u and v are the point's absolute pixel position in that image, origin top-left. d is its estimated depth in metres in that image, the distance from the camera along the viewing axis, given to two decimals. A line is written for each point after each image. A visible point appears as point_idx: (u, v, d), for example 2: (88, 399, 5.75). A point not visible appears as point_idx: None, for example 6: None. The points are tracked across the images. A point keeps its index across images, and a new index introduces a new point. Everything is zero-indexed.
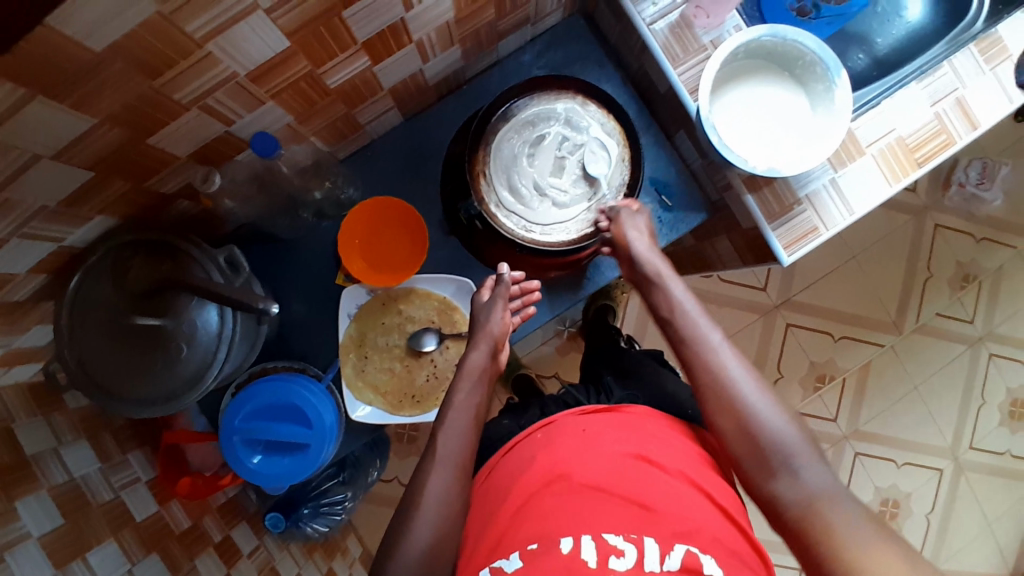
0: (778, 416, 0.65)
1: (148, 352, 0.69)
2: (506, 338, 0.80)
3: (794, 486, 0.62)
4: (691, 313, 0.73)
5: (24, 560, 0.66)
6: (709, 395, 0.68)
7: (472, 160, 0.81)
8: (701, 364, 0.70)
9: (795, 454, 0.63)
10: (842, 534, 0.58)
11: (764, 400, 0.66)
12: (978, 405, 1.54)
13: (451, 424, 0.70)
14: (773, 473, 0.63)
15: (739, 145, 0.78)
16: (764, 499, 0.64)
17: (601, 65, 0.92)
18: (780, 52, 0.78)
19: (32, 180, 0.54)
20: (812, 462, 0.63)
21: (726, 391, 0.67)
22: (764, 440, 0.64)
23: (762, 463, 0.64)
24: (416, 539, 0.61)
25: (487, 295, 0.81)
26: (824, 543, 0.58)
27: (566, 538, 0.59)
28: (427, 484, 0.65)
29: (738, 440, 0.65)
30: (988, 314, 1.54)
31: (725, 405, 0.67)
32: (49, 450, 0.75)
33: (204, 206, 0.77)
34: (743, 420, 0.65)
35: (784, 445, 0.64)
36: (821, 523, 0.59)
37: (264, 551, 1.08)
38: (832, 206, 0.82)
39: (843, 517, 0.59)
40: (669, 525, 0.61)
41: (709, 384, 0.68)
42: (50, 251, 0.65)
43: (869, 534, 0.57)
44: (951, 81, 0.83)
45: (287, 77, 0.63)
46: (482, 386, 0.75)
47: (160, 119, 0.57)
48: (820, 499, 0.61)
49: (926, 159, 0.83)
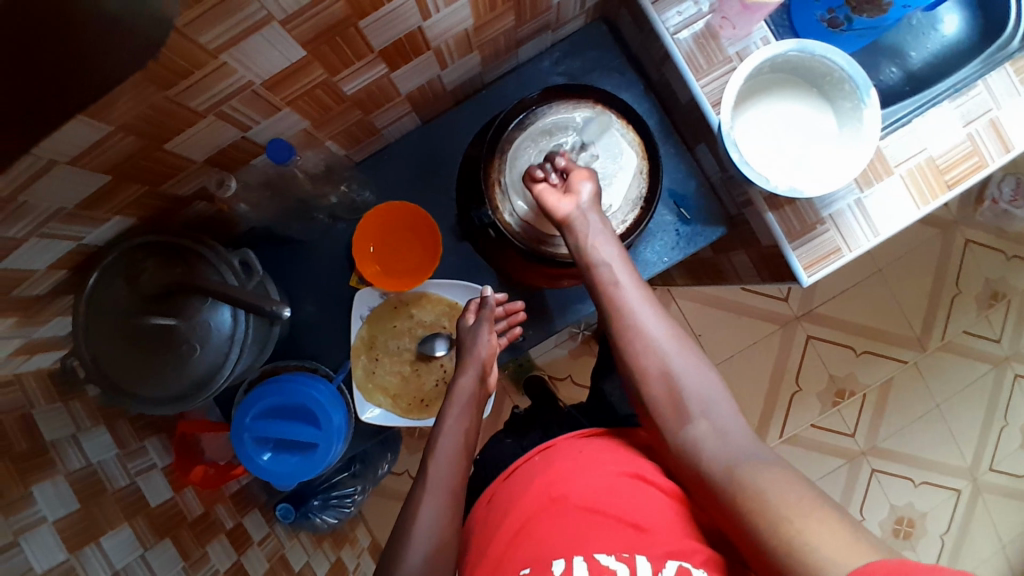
0: (696, 367, 0.66)
1: (160, 354, 0.70)
2: (493, 361, 0.80)
3: (713, 436, 0.62)
4: (618, 265, 0.71)
5: (37, 546, 0.67)
6: (631, 348, 0.68)
7: (487, 168, 0.81)
8: (627, 314, 0.69)
9: (712, 404, 0.64)
10: (777, 506, 0.54)
11: (680, 349, 0.67)
12: (1001, 426, 1.50)
13: (443, 453, 0.70)
14: (691, 419, 0.63)
15: (759, 160, 0.76)
16: (682, 451, 0.63)
17: (622, 73, 0.90)
18: (808, 67, 0.76)
19: (51, 182, 0.55)
20: (728, 411, 0.64)
21: (649, 340, 0.67)
22: (684, 388, 0.65)
23: (681, 410, 0.64)
24: (412, 562, 0.61)
25: (471, 319, 0.81)
26: (749, 503, 0.55)
27: (558, 560, 0.59)
28: (418, 510, 0.65)
29: (659, 390, 0.66)
30: (1016, 334, 1.49)
31: (650, 353, 0.67)
32: (67, 438, 0.77)
33: (219, 207, 0.78)
34: (665, 365, 0.66)
35: (702, 395, 0.64)
36: (748, 489, 0.56)
37: (274, 540, 1.10)
38: (855, 227, 0.80)
39: (767, 474, 0.57)
40: (662, 544, 0.60)
41: (632, 341, 0.68)
42: (68, 249, 0.66)
43: (805, 509, 0.53)
44: (985, 101, 0.81)
45: (303, 86, 0.63)
46: (471, 409, 0.75)
47: (176, 125, 0.58)
48: (743, 458, 0.59)
49: (955, 181, 0.81)
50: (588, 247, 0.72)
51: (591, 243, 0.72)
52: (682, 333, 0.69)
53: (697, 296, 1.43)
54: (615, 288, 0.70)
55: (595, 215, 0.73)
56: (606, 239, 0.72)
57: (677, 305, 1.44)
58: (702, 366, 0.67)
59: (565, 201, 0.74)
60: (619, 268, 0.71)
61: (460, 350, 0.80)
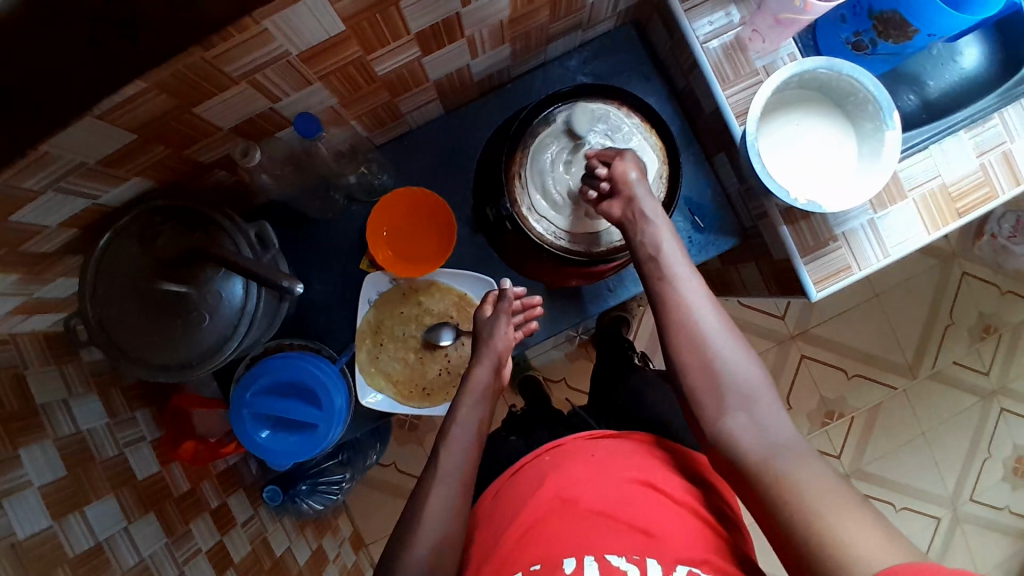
0: (738, 355, 0.65)
1: (169, 320, 0.69)
2: (509, 354, 0.81)
3: (749, 428, 0.62)
4: (671, 256, 0.70)
5: (22, 508, 0.66)
6: (676, 335, 0.67)
7: (509, 162, 0.80)
8: (675, 303, 0.68)
9: (755, 398, 0.63)
10: (811, 501, 0.55)
11: (725, 334, 0.66)
12: (983, 458, 1.52)
13: (456, 440, 0.72)
14: (728, 409, 0.63)
15: (784, 176, 0.77)
16: (721, 441, 0.63)
17: (648, 79, 0.91)
18: (834, 85, 0.76)
19: (75, 137, 0.54)
20: (769, 405, 0.63)
21: (692, 329, 0.67)
22: (725, 379, 0.64)
23: (718, 399, 0.64)
24: (417, 555, 0.63)
25: (489, 311, 0.81)
26: (776, 496, 0.57)
27: (569, 559, 0.60)
28: (427, 499, 0.66)
29: (699, 378, 0.65)
30: (1004, 368, 1.52)
31: (693, 344, 0.66)
32: (59, 402, 0.76)
33: (239, 177, 0.78)
34: (708, 357, 0.65)
35: (744, 386, 0.64)
36: (783, 479, 0.58)
37: (257, 522, 1.08)
38: (867, 246, 0.81)
39: (803, 469, 0.58)
40: (672, 550, 0.61)
41: (679, 329, 0.67)
42: (83, 207, 0.66)
43: (838, 502, 0.54)
44: (999, 133, 0.85)
45: (337, 62, 0.63)
46: (485, 403, 0.76)
47: (209, 89, 0.57)
48: (778, 451, 0.60)
49: (966, 210, 0.83)
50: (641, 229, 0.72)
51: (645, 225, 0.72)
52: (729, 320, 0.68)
53: None
54: (665, 279, 0.70)
55: (650, 206, 0.72)
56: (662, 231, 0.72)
57: None
58: (744, 350, 0.66)
59: (616, 205, 0.74)
60: (672, 251, 0.71)
61: (476, 342, 0.81)
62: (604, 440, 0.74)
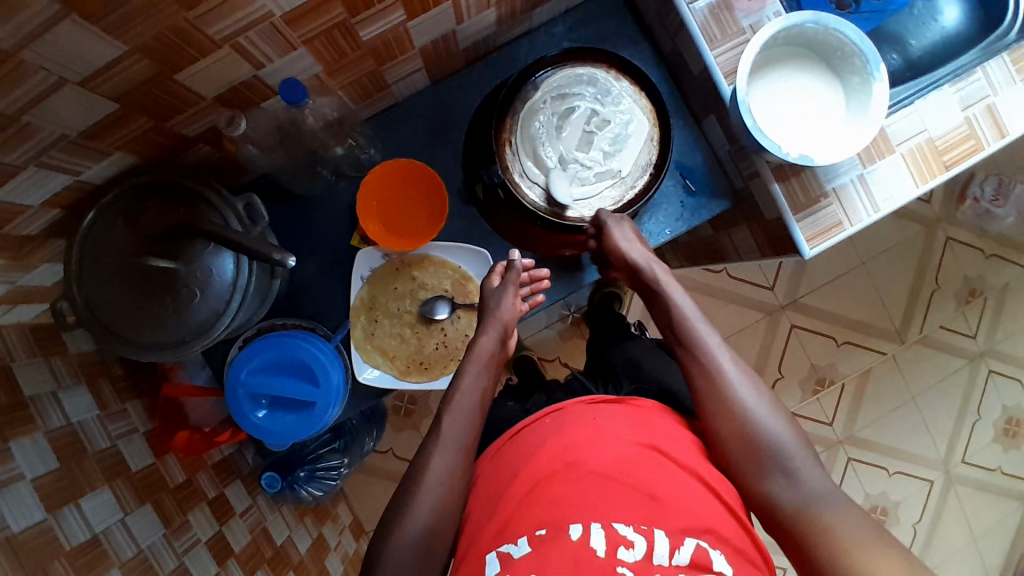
0: (768, 413, 0.68)
1: (158, 297, 0.67)
2: (514, 326, 0.81)
3: (789, 489, 0.65)
4: (696, 322, 0.74)
5: (15, 501, 0.64)
6: (710, 403, 0.70)
7: (499, 127, 0.80)
8: (700, 369, 0.71)
9: (792, 459, 0.66)
10: (846, 544, 0.59)
11: (756, 397, 0.69)
12: (973, 421, 1.54)
13: (459, 405, 0.71)
14: (768, 475, 0.66)
15: (775, 131, 0.77)
16: (761, 503, 0.66)
17: (634, 43, 0.91)
18: (821, 41, 0.76)
19: (54, 105, 0.53)
20: (804, 462, 0.66)
21: (723, 398, 0.69)
22: (762, 442, 0.67)
23: (755, 460, 0.66)
24: (417, 522, 0.63)
25: (497, 281, 0.81)
26: (813, 542, 0.61)
27: (575, 525, 0.59)
28: (427, 464, 0.67)
29: (734, 442, 0.67)
30: (990, 330, 1.54)
31: (723, 410, 0.69)
32: (48, 394, 0.74)
33: (224, 152, 0.76)
34: (742, 421, 0.68)
35: (780, 450, 0.66)
36: (821, 526, 0.62)
37: (256, 512, 1.07)
38: (857, 202, 0.81)
39: (838, 517, 0.62)
40: (678, 518, 0.60)
41: (710, 395, 0.70)
42: (65, 185, 0.64)
43: (871, 544, 0.59)
44: (982, 88, 0.83)
45: (321, 24, 0.62)
46: (490, 370, 0.76)
47: (192, 54, 0.56)
48: (815, 501, 0.64)
49: (953, 163, 0.83)
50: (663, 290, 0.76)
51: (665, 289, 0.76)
52: (756, 377, 0.71)
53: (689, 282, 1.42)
54: (692, 347, 0.73)
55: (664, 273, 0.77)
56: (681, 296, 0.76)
57: None
58: (771, 406, 0.69)
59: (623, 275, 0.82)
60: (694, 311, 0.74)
61: (483, 312, 0.81)
62: (604, 404, 0.73)
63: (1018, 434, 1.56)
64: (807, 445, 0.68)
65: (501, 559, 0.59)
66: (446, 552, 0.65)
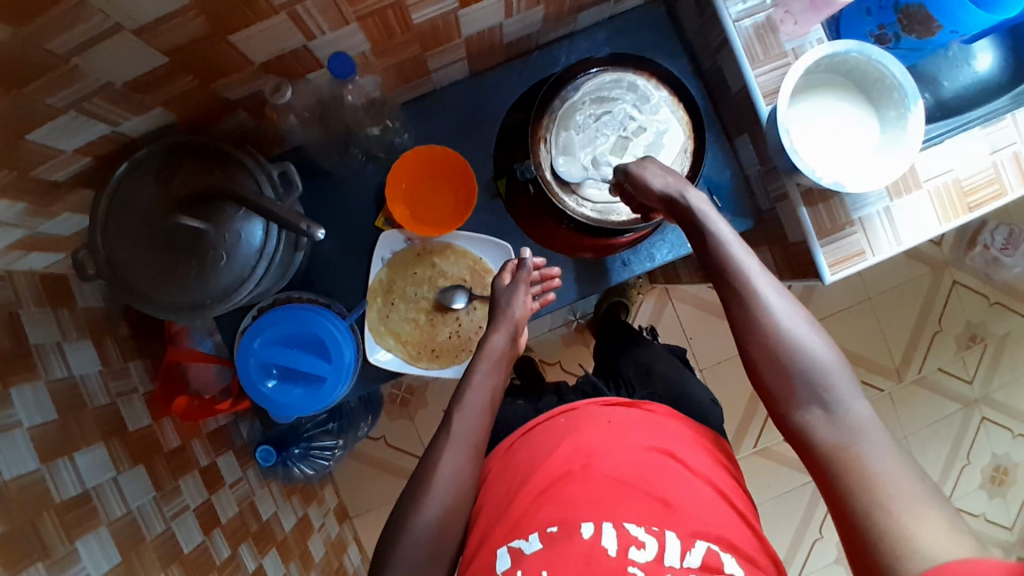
0: (813, 345, 0.62)
1: (184, 256, 0.67)
2: (525, 322, 0.80)
3: (825, 422, 0.60)
4: (731, 246, 0.67)
5: (10, 449, 0.64)
6: (743, 326, 0.65)
7: (536, 124, 0.81)
8: (733, 293, 0.66)
9: (829, 389, 0.60)
10: (883, 489, 0.54)
11: (797, 326, 0.63)
12: (962, 465, 1.55)
13: (470, 402, 0.71)
14: (802, 403, 0.61)
15: (810, 153, 0.78)
16: (795, 434, 0.61)
17: (674, 56, 0.92)
18: (862, 71, 0.77)
19: (104, 52, 0.53)
20: (845, 393, 0.60)
21: (756, 322, 0.64)
22: (797, 371, 0.61)
23: (790, 391, 0.62)
24: (427, 514, 0.63)
25: (508, 280, 0.81)
26: (847, 483, 0.56)
27: (586, 523, 0.59)
28: (437, 462, 0.66)
29: (768, 369, 0.63)
30: (987, 377, 1.55)
31: (755, 336, 0.64)
32: (52, 344, 0.73)
33: (260, 121, 0.76)
34: (777, 348, 0.62)
35: (817, 379, 0.61)
36: (853, 464, 0.56)
37: (245, 485, 1.06)
38: (881, 232, 0.82)
39: (877, 457, 0.56)
40: (689, 523, 0.60)
41: (742, 319, 0.65)
42: (101, 135, 0.64)
43: (912, 495, 0.53)
44: (1011, 134, 0.84)
45: (377, 2, 0.62)
46: (499, 369, 0.76)
47: (248, 17, 0.56)
48: (853, 438, 0.58)
49: (978, 205, 0.84)
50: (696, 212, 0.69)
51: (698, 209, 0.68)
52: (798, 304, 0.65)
53: (696, 300, 1.42)
54: (725, 270, 0.66)
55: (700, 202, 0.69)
56: (719, 220, 0.68)
57: (674, 307, 1.42)
58: (819, 336, 0.63)
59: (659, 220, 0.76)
60: (725, 227, 0.68)
61: (494, 310, 0.80)
62: (616, 406, 0.73)
63: (1004, 482, 1.57)
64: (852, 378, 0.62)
65: (513, 555, 0.59)
66: (456, 546, 0.66)
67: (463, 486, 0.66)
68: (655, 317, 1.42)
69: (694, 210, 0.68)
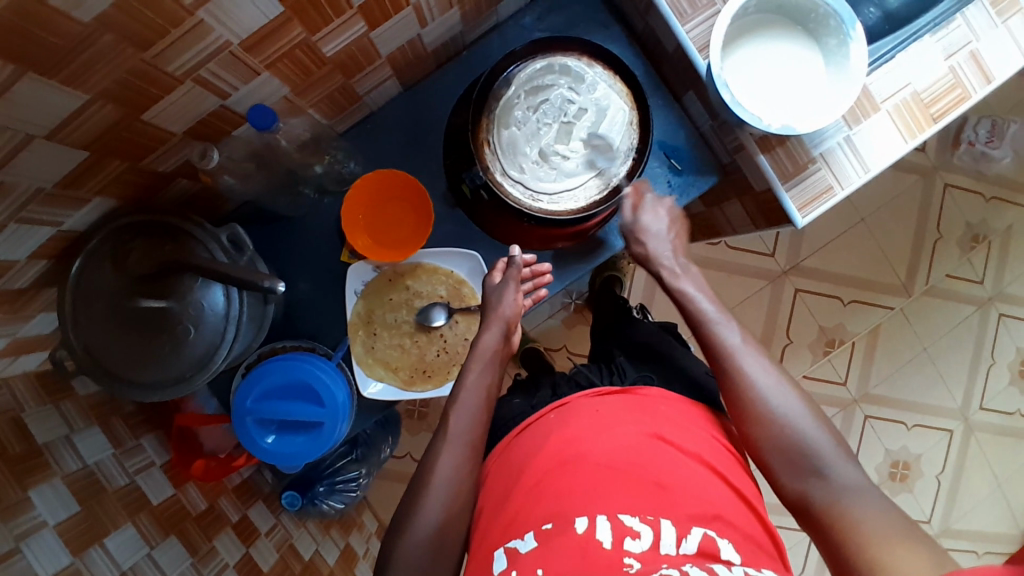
0: (799, 416, 0.66)
1: (154, 335, 0.68)
2: (518, 319, 0.80)
3: (819, 484, 0.63)
4: (716, 321, 0.74)
5: (41, 549, 0.64)
6: (734, 400, 0.69)
7: (476, 128, 0.79)
8: (727, 371, 0.70)
9: (821, 456, 0.64)
10: (871, 536, 0.57)
11: (782, 398, 0.67)
12: (988, 367, 1.53)
13: (463, 403, 0.71)
14: (800, 472, 0.64)
15: (756, 102, 0.76)
16: (794, 498, 0.65)
17: (605, 25, 0.90)
18: (793, 4, 0.75)
19: (25, 161, 0.53)
20: (836, 458, 0.64)
21: (745, 398, 0.68)
22: (789, 442, 0.65)
23: (786, 463, 0.65)
24: (427, 522, 0.64)
25: (499, 277, 0.80)
26: (845, 538, 0.59)
27: (581, 518, 0.58)
28: (438, 460, 0.67)
29: (767, 444, 0.66)
30: (998, 274, 1.52)
31: (746, 412, 0.68)
32: (62, 439, 0.72)
33: (202, 183, 0.76)
34: (768, 422, 0.66)
35: (809, 448, 0.64)
36: (845, 518, 0.60)
37: (281, 530, 1.08)
38: (846, 164, 0.80)
39: (869, 510, 0.60)
40: (683, 508, 0.60)
41: (732, 389, 0.69)
42: (49, 235, 0.63)
43: (894, 538, 0.57)
44: (964, 35, 0.79)
45: (282, 47, 0.61)
46: (493, 367, 0.75)
47: (154, 94, 0.56)
48: (845, 494, 0.62)
49: (941, 114, 0.80)
50: (672, 283, 0.78)
51: (675, 280, 0.78)
52: (783, 373, 0.70)
53: None
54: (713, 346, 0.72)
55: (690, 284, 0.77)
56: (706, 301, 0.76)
57: None
58: (804, 409, 0.67)
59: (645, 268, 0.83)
60: (708, 303, 0.75)
61: (485, 307, 0.80)
62: (606, 392, 0.74)
63: None
64: (841, 443, 0.66)
65: (508, 555, 0.59)
66: (460, 541, 0.66)
67: (464, 487, 0.67)
68: (650, 283, 1.41)
69: (683, 293, 0.77)
